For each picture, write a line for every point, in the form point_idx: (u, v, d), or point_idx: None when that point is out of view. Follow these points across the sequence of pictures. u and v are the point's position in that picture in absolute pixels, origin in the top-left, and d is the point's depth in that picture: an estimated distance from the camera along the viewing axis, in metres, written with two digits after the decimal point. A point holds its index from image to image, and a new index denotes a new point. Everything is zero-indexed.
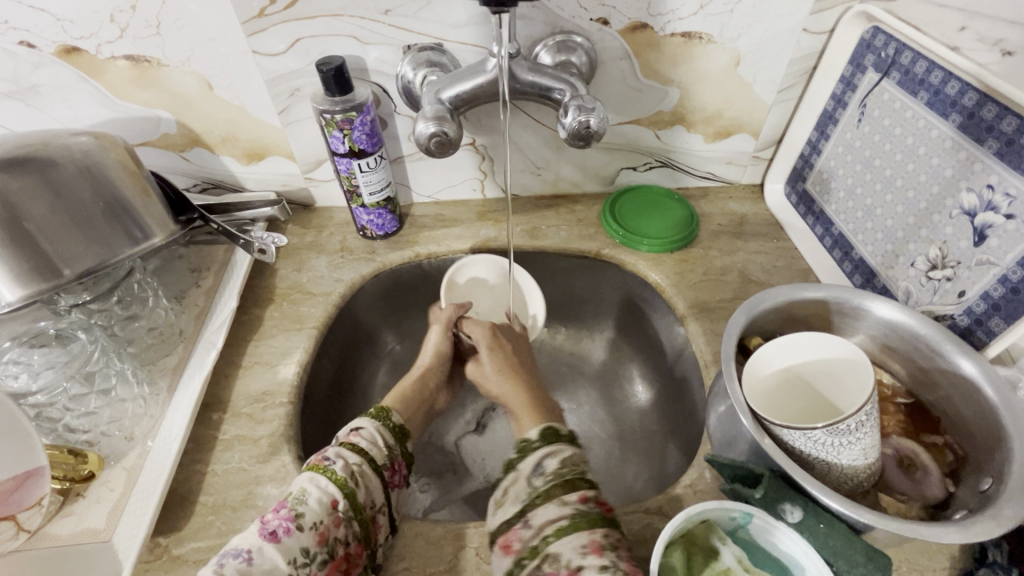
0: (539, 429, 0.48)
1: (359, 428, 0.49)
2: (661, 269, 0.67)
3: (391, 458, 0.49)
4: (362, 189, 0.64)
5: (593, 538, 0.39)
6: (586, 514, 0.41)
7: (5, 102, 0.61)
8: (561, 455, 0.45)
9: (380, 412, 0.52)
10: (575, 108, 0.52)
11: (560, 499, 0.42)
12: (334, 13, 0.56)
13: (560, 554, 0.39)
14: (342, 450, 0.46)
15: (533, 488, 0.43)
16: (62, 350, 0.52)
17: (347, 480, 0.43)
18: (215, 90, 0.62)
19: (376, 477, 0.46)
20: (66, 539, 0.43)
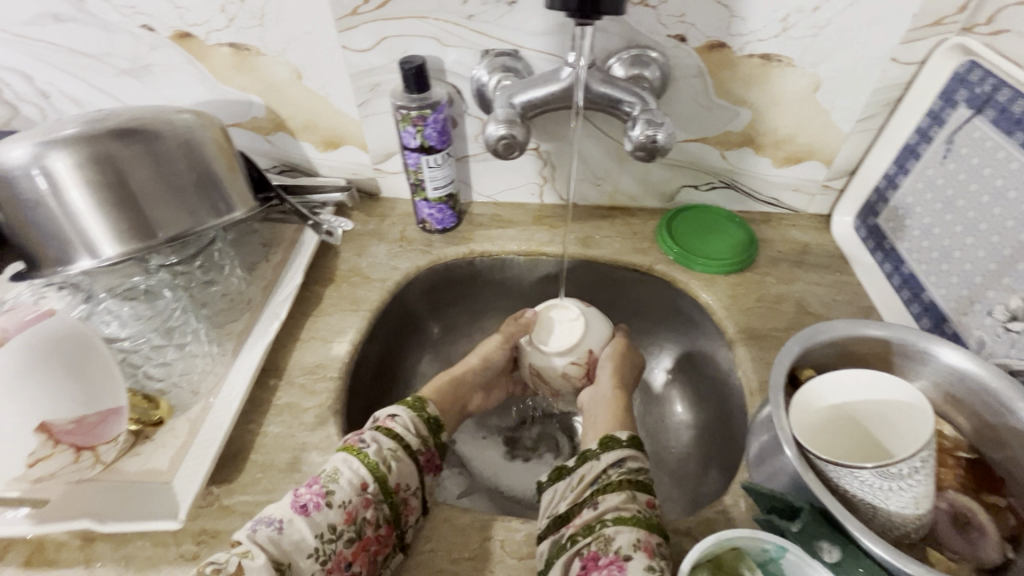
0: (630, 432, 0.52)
1: (394, 414, 0.52)
2: (713, 291, 0.66)
3: (422, 449, 0.51)
4: (428, 183, 0.67)
5: (648, 538, 0.41)
6: (647, 515, 0.44)
7: (122, 79, 0.68)
8: (642, 460, 0.49)
9: (416, 403, 0.55)
10: (643, 122, 0.52)
11: (631, 492, 0.45)
12: (420, 15, 0.59)
13: (613, 539, 0.42)
14: (379, 436, 0.49)
15: (606, 476, 0.47)
16: (151, 304, 0.59)
17: (377, 464, 0.46)
18: (303, 80, 0.66)
19: (407, 465, 0.49)
20: (132, 476, 0.48)
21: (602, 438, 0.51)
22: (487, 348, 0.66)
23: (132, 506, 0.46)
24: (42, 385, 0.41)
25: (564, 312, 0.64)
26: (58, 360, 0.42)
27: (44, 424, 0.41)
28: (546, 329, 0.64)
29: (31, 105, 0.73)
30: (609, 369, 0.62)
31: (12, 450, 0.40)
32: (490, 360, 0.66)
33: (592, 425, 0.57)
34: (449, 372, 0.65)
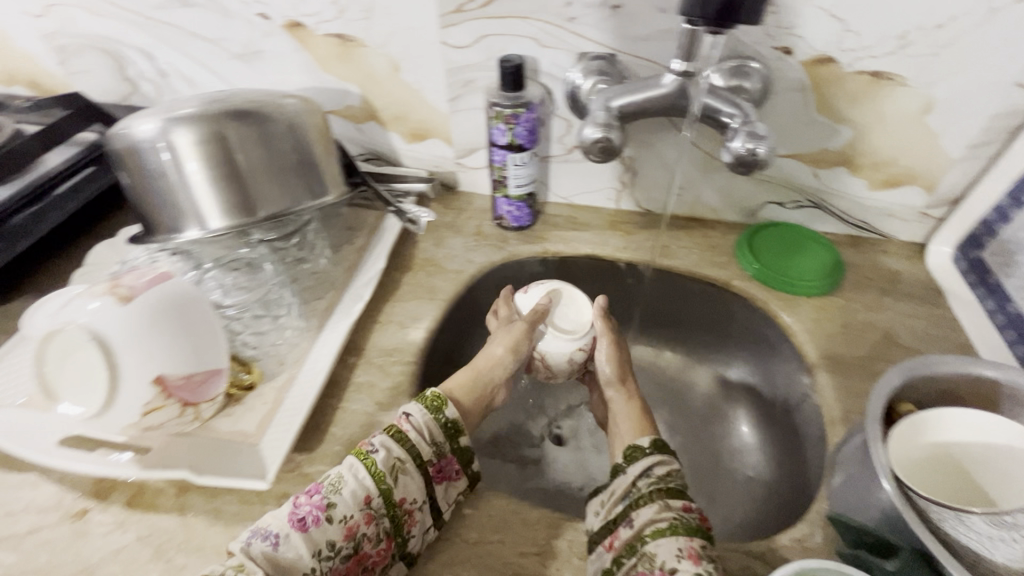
0: (649, 437, 0.51)
1: (409, 414, 0.48)
2: (794, 312, 0.64)
3: (437, 457, 0.47)
4: (510, 181, 0.68)
5: (691, 544, 0.40)
6: (687, 522, 0.42)
7: (234, 63, 0.73)
8: (670, 467, 0.48)
9: (435, 401, 0.50)
10: (745, 134, 0.51)
11: (664, 501, 0.44)
12: (522, 15, 0.60)
13: (656, 554, 0.40)
14: (388, 440, 0.46)
15: (635, 490, 0.46)
16: (252, 277, 0.59)
17: (384, 475, 0.44)
18: (400, 73, 0.69)
19: (417, 474, 0.45)
20: (223, 435, 0.51)
21: (625, 450, 0.50)
22: (512, 341, 0.59)
23: (224, 463, 0.49)
24: (161, 343, 0.44)
25: (572, 300, 0.63)
26: (175, 321, 0.45)
27: (160, 377, 0.44)
28: (559, 317, 0.62)
29: (149, 83, 0.78)
30: (616, 363, 0.61)
31: (130, 399, 0.43)
32: (518, 355, 0.59)
33: (620, 428, 0.56)
34: (472, 366, 0.58)
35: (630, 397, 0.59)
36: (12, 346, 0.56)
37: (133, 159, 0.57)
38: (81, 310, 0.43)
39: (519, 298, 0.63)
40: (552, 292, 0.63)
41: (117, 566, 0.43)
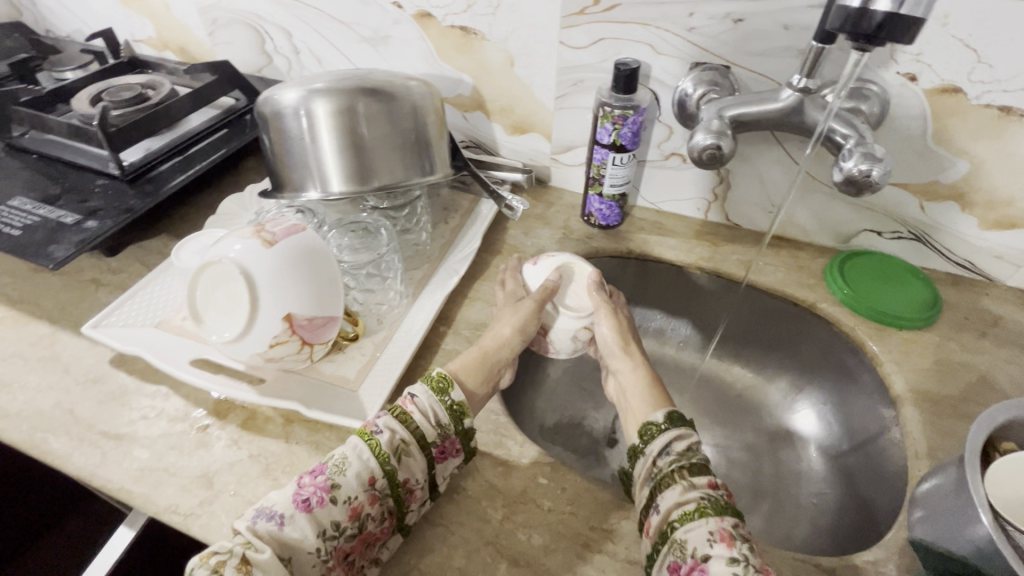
0: (665, 412, 0.49)
1: (414, 396, 0.48)
2: (883, 342, 0.62)
3: (442, 437, 0.47)
4: (606, 180, 0.70)
5: (721, 526, 0.39)
6: (715, 501, 0.41)
7: (362, 46, 0.79)
8: (689, 441, 0.46)
9: (442, 383, 0.49)
10: (860, 155, 0.51)
11: (687, 481, 0.43)
12: (642, 22, 0.62)
13: (686, 540, 0.39)
14: (392, 421, 0.46)
15: (655, 468, 0.45)
16: (367, 240, 0.65)
17: (387, 456, 0.44)
18: (514, 68, 0.72)
19: (420, 454, 0.45)
20: (327, 377, 0.56)
21: (641, 429, 0.49)
22: (518, 315, 0.58)
23: (327, 401, 0.54)
24: (292, 284, 0.49)
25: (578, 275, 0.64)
26: (306, 267, 0.50)
27: (288, 315, 0.49)
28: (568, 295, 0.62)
29: (282, 57, 0.86)
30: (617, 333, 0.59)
31: (263, 330, 0.49)
32: (526, 333, 0.57)
33: (636, 401, 0.52)
34: (481, 345, 0.55)
35: (638, 366, 0.56)
36: (159, 274, 0.66)
37: (275, 123, 0.63)
38: (229, 248, 0.49)
39: (527, 269, 0.65)
40: (555, 266, 0.64)
41: (233, 476, 0.49)
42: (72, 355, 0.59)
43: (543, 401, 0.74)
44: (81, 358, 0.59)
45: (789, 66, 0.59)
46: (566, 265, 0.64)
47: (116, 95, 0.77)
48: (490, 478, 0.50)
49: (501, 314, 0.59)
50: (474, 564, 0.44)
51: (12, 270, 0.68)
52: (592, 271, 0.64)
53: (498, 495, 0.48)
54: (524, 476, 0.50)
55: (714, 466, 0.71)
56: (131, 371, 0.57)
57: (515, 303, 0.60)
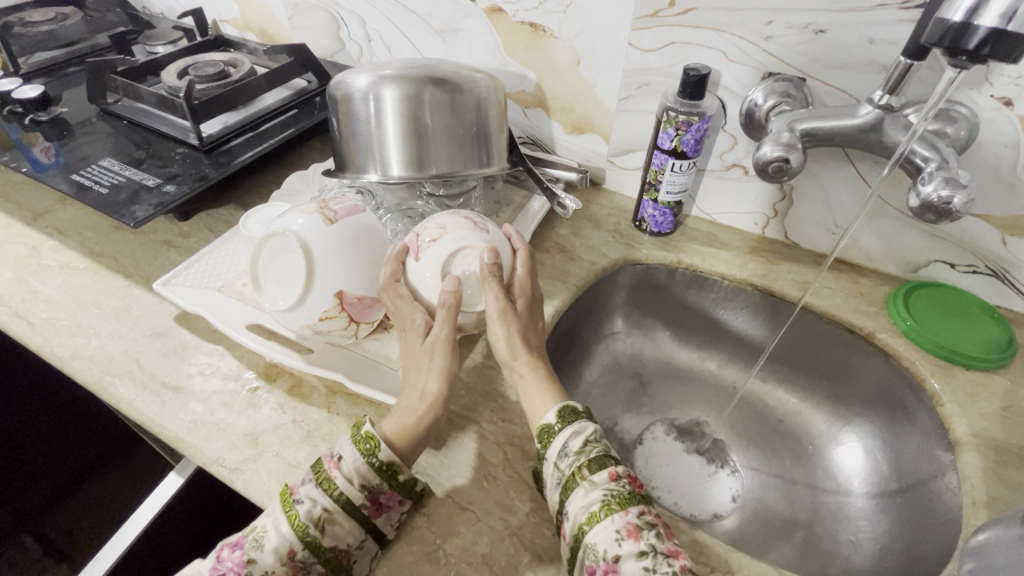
0: (557, 411, 0.46)
1: (339, 458, 0.43)
2: (946, 381, 0.59)
3: (380, 493, 0.42)
4: (662, 186, 0.70)
5: (627, 520, 0.38)
6: (618, 493, 0.40)
7: (432, 37, 0.81)
8: (584, 435, 0.44)
9: (368, 443, 0.43)
10: (941, 180, 0.48)
11: (588, 480, 0.41)
12: (717, 28, 0.61)
13: (596, 544, 0.38)
14: (314, 488, 0.42)
15: (559, 470, 0.43)
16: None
17: (305, 528, 0.40)
18: (579, 67, 0.72)
19: (347, 520, 0.41)
20: (371, 354, 0.58)
21: (538, 434, 0.46)
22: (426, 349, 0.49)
23: (370, 377, 0.56)
24: (348, 264, 0.51)
25: (471, 258, 0.51)
26: (361, 247, 0.52)
27: (340, 292, 0.51)
28: (468, 290, 0.50)
29: (355, 44, 0.89)
30: (511, 332, 0.50)
31: (316, 303, 0.51)
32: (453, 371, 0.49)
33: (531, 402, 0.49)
34: (412, 407, 0.47)
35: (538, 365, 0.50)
36: (225, 241, 0.70)
37: (344, 104, 0.65)
38: (293, 221, 0.51)
39: (411, 269, 0.52)
40: (446, 267, 0.50)
41: (276, 438, 0.51)
42: (142, 308, 0.63)
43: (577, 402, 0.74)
44: (149, 312, 0.63)
45: (871, 82, 0.57)
46: (457, 257, 0.51)
47: (200, 70, 0.81)
48: (519, 469, 0.50)
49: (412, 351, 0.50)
50: (498, 552, 0.44)
51: (96, 225, 0.74)
52: (483, 247, 0.51)
53: (527, 488, 0.49)
54: None
55: (747, 490, 0.69)
56: (193, 329, 0.61)
57: (425, 339, 0.49)
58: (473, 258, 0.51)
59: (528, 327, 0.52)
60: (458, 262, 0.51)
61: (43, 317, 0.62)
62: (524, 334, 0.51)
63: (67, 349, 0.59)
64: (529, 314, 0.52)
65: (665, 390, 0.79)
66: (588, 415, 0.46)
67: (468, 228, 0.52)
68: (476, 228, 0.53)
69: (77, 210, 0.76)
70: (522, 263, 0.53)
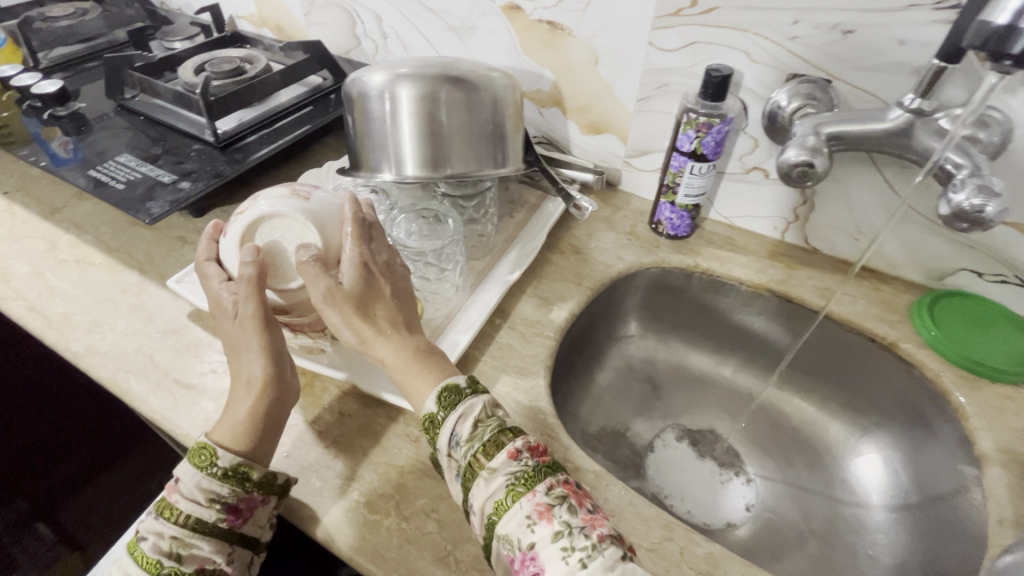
0: (437, 398, 0.45)
1: (177, 482, 0.42)
2: (971, 394, 0.57)
3: (236, 502, 0.43)
4: (680, 189, 0.68)
5: (535, 503, 0.38)
6: (522, 474, 0.40)
7: (448, 35, 0.80)
8: (471, 417, 0.43)
9: (202, 453, 0.43)
10: (973, 187, 0.46)
11: (487, 468, 0.41)
12: (740, 28, 0.59)
13: (510, 534, 0.38)
14: (158, 521, 0.41)
15: (455, 460, 0.43)
16: (435, 228, 0.63)
17: (158, 563, 0.40)
18: (597, 66, 0.71)
19: (207, 538, 0.41)
20: None
21: (424, 425, 0.45)
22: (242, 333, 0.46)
23: (382, 378, 0.55)
24: None
25: (276, 232, 0.46)
26: None
27: None
28: (281, 267, 0.46)
29: (370, 41, 0.89)
30: (344, 313, 0.45)
31: None
32: (277, 352, 0.46)
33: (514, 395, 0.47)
34: (242, 401, 0.45)
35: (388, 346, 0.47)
36: None
37: (359, 102, 0.64)
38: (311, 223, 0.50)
39: (222, 245, 0.47)
40: (247, 239, 0.46)
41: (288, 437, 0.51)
42: (156, 305, 0.63)
43: (588, 406, 0.73)
44: (163, 309, 0.63)
45: (900, 85, 0.55)
46: (263, 226, 0.46)
47: (217, 66, 0.81)
48: None
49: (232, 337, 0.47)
50: None
51: (112, 221, 0.74)
52: (290, 215, 0.46)
53: None
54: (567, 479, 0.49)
55: (760, 499, 0.68)
56: (206, 327, 0.61)
57: (237, 324, 0.46)
58: (286, 231, 0.46)
59: (370, 303, 0.47)
60: (266, 237, 0.46)
61: (59, 312, 0.62)
62: (361, 312, 0.46)
63: (82, 345, 0.59)
64: (368, 289, 0.46)
65: (678, 395, 0.78)
66: (470, 393, 0.45)
67: (285, 197, 0.47)
68: (295, 196, 0.47)
69: (94, 205, 0.77)
70: (349, 233, 0.47)
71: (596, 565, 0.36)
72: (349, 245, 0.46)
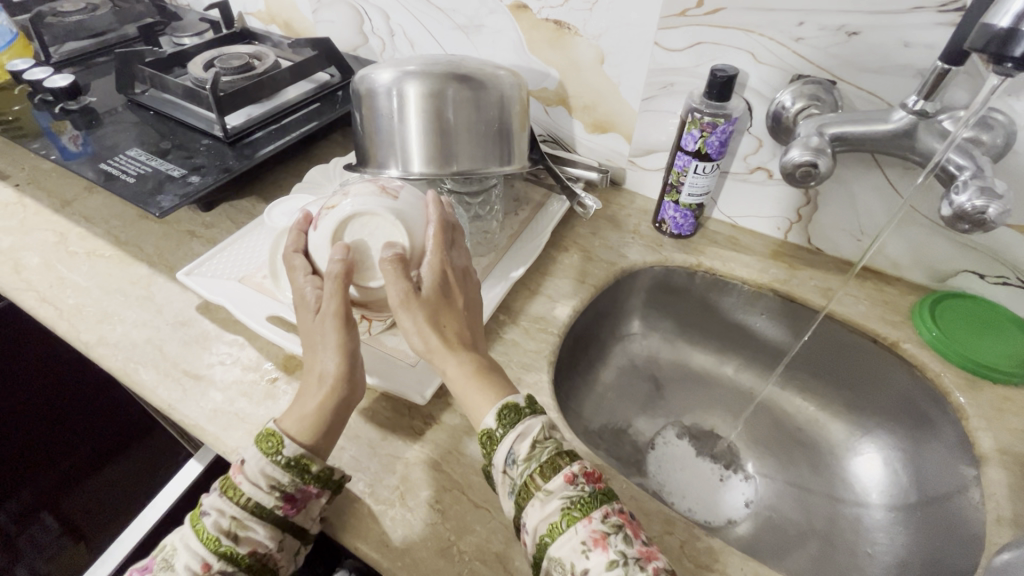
0: (496, 414, 0.43)
1: (242, 462, 0.42)
2: (971, 395, 0.58)
3: (294, 492, 0.42)
4: (684, 188, 0.69)
5: (592, 530, 0.37)
6: (578, 498, 0.39)
7: (455, 33, 0.81)
8: (531, 436, 0.42)
9: (270, 439, 0.43)
10: (975, 189, 0.47)
11: (542, 490, 0.40)
12: (746, 29, 0.60)
13: (563, 559, 0.37)
14: (220, 499, 0.41)
15: (510, 477, 0.42)
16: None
17: (215, 541, 0.40)
18: (603, 66, 0.71)
19: (261, 523, 0.41)
20: (389, 349, 0.58)
21: (480, 440, 0.44)
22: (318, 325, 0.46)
23: (387, 371, 0.56)
24: None
25: (366, 229, 0.49)
26: None
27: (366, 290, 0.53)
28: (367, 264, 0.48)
29: (377, 39, 0.89)
30: (419, 313, 0.46)
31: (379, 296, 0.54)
32: (352, 351, 0.46)
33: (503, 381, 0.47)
34: (312, 396, 0.45)
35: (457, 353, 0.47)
36: (248, 232, 0.70)
37: (367, 99, 0.65)
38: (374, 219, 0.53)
39: (310, 237, 0.50)
40: (339, 234, 0.48)
41: None
42: (165, 297, 0.64)
43: (590, 403, 0.73)
44: (172, 301, 0.64)
45: (904, 87, 0.56)
46: (353, 222, 0.49)
47: (226, 62, 0.82)
48: None
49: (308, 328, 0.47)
50: (512, 550, 0.45)
51: (122, 214, 0.75)
52: (383, 214, 0.49)
53: None
54: None
55: (761, 497, 0.68)
56: (214, 320, 0.62)
57: (317, 317, 0.47)
58: (376, 228, 0.49)
59: (444, 311, 0.48)
60: (356, 234, 0.48)
61: (70, 303, 0.63)
62: (435, 318, 0.47)
63: (93, 335, 0.60)
64: (444, 293, 0.48)
65: (681, 393, 0.78)
66: (531, 410, 0.44)
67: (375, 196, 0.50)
68: (383, 194, 0.50)
69: (104, 199, 0.78)
70: (435, 238, 0.49)
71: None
72: (433, 249, 0.49)
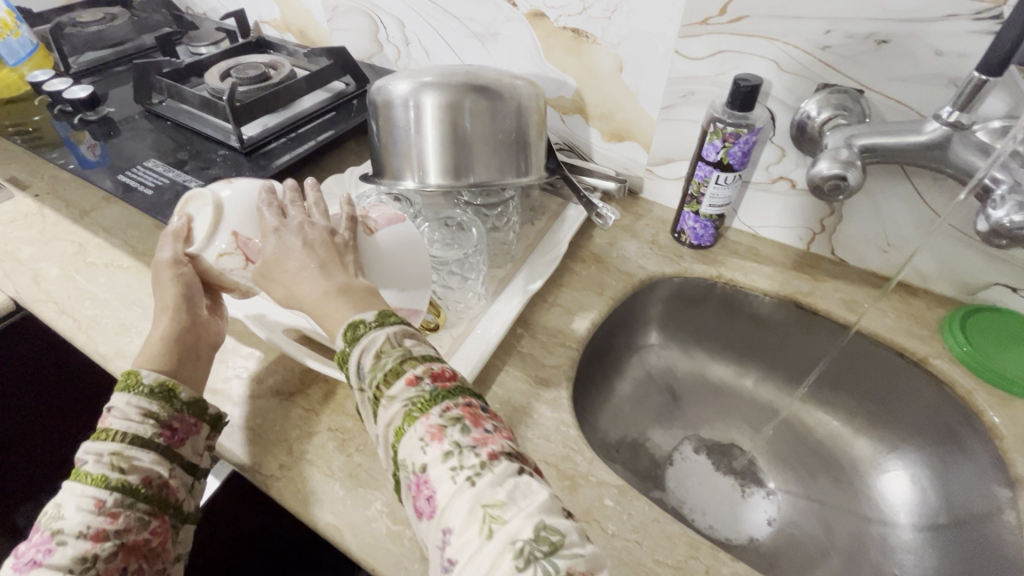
0: (343, 335, 0.43)
1: (109, 409, 0.44)
2: (1006, 414, 0.56)
3: (170, 420, 0.46)
4: (705, 199, 0.67)
5: (429, 425, 0.38)
6: (418, 398, 0.39)
7: (471, 41, 0.80)
8: (375, 349, 0.42)
9: (128, 379, 0.46)
10: (1014, 204, 0.45)
11: (386, 396, 0.40)
12: (770, 37, 0.59)
13: (407, 461, 0.37)
14: (94, 445, 0.42)
15: (364, 392, 0.42)
16: (458, 237, 0.63)
17: (104, 476, 0.41)
18: (622, 74, 0.70)
19: (148, 451, 0.43)
20: None
21: (340, 364, 0.44)
22: (164, 275, 0.50)
23: None
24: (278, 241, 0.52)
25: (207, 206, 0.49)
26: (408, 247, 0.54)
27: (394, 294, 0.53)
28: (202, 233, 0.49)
29: (392, 47, 0.89)
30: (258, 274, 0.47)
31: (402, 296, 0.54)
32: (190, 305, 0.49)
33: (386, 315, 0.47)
34: (156, 326, 0.50)
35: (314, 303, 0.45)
36: None
37: (384, 110, 0.64)
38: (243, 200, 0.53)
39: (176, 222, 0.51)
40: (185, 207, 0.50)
41: (311, 446, 0.52)
42: None
43: (607, 415, 0.72)
44: None
45: (936, 97, 0.54)
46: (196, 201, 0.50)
47: (243, 73, 0.82)
48: (555, 490, 0.49)
49: (156, 278, 0.50)
50: None
51: (139, 224, 0.75)
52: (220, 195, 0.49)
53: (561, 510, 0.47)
54: (590, 493, 0.48)
55: (782, 515, 0.66)
56: (231, 332, 0.62)
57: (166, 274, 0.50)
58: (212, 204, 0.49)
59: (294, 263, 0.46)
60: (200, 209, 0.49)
61: (88, 314, 0.63)
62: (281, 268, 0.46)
63: (110, 348, 0.60)
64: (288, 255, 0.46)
65: (698, 405, 0.77)
66: (378, 325, 0.43)
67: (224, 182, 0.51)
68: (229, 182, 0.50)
69: (121, 209, 0.78)
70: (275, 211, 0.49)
71: (484, 481, 0.35)
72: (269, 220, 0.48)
